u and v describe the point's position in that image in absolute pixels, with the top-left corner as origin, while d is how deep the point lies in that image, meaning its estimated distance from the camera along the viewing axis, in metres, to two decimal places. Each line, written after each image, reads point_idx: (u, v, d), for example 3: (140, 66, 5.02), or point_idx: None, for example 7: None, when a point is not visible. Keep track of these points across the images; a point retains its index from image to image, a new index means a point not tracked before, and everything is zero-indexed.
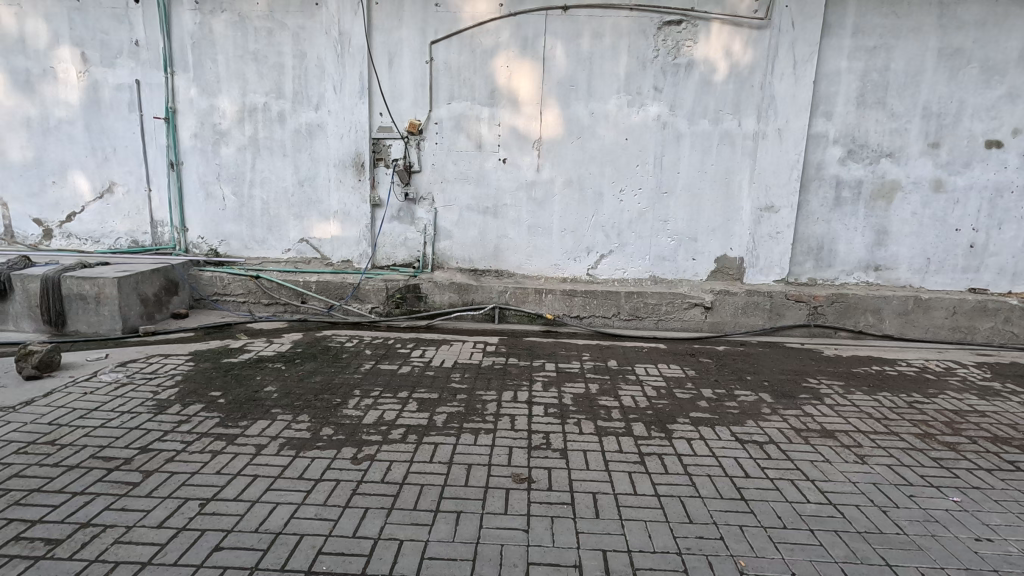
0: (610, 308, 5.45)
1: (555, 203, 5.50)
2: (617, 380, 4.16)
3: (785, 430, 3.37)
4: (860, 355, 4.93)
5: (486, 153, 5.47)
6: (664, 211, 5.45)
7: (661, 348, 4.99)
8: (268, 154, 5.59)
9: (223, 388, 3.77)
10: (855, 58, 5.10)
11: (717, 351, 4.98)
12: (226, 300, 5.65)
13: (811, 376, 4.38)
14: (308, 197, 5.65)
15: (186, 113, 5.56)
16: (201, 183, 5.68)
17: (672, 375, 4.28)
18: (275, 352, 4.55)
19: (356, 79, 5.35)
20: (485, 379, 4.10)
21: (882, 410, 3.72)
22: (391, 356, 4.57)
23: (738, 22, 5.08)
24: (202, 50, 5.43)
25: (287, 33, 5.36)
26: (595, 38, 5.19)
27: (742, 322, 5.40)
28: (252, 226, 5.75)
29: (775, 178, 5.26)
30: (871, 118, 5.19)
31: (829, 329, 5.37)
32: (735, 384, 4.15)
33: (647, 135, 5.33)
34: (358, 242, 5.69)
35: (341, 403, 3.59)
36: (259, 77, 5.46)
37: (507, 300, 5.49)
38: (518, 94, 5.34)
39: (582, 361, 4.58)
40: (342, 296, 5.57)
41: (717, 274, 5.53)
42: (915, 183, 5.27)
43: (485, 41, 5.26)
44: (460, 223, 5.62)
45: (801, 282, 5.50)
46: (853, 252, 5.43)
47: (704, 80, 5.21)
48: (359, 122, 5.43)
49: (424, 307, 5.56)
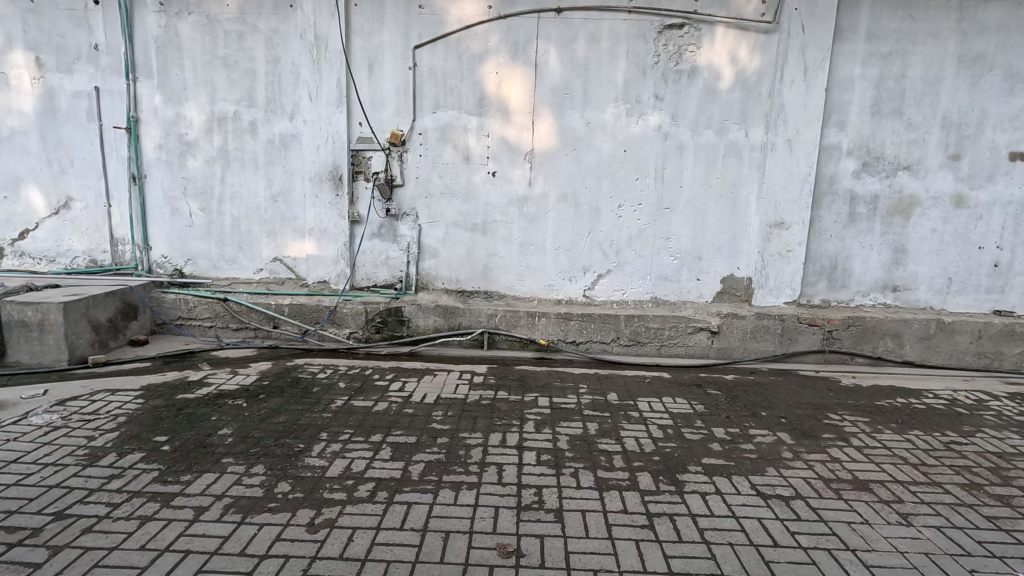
0: (609, 332, 5.03)
1: (549, 219, 5.10)
2: (619, 418, 3.72)
3: (813, 481, 2.95)
4: (881, 386, 4.51)
5: (474, 165, 5.07)
6: (666, 229, 5.06)
7: (665, 377, 4.57)
8: (238, 166, 5.18)
9: (170, 432, 3.30)
10: (870, 64, 4.75)
11: (726, 380, 4.56)
12: (191, 325, 5.20)
13: (832, 411, 3.96)
14: (282, 213, 5.22)
15: (150, 123, 5.15)
16: (166, 197, 5.25)
17: (679, 412, 3.85)
18: (238, 386, 4.08)
19: (333, 87, 4.96)
20: (471, 418, 3.65)
21: (918, 454, 3.30)
22: (367, 389, 4.12)
23: (744, 26, 4.73)
24: (167, 54, 5.03)
25: (259, 37, 4.97)
26: (591, 43, 4.83)
27: (752, 348, 4.99)
28: (221, 244, 5.31)
29: (784, 192, 4.88)
30: (887, 129, 4.84)
31: (845, 355, 4.97)
32: (750, 422, 3.72)
33: (647, 146, 4.96)
34: (335, 261, 5.24)
35: (304, 450, 3.14)
36: (228, 85, 5.06)
37: (497, 324, 5.07)
38: (507, 102, 4.96)
39: (580, 394, 4.14)
40: (317, 320, 5.13)
41: (724, 295, 5.13)
42: (935, 198, 4.91)
43: (473, 46, 4.89)
44: (446, 241, 5.20)
45: (814, 304, 5.10)
46: (869, 272, 5.04)
47: (709, 88, 4.84)
48: (336, 132, 5.03)
49: (406, 331, 5.12)
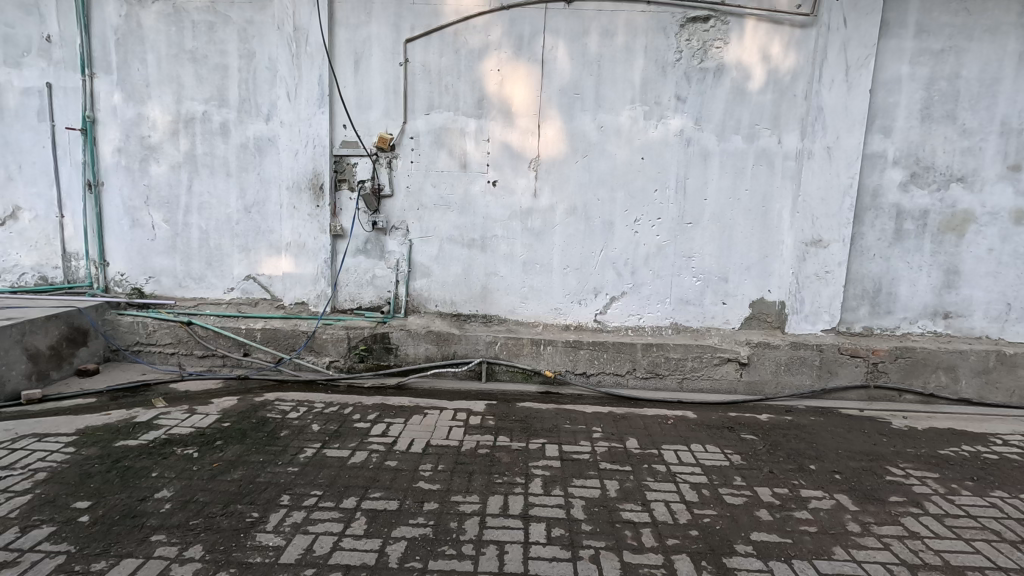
0: (624, 363, 4.43)
1: (556, 234, 4.52)
2: (642, 474, 3.12)
3: (895, 569, 2.34)
4: (940, 429, 3.92)
5: (472, 174, 4.51)
6: (688, 246, 4.49)
7: (690, 418, 3.96)
8: (207, 173, 4.61)
9: (95, 495, 2.69)
10: (919, 62, 4.22)
11: (759, 421, 3.96)
12: (151, 351, 4.59)
13: (891, 463, 3.37)
14: (255, 226, 4.65)
15: (108, 124, 4.58)
16: (126, 207, 4.67)
17: (712, 465, 3.25)
18: (192, 429, 3.48)
19: (314, 84, 4.41)
20: (465, 474, 3.04)
21: (1013, 527, 2.70)
22: (345, 434, 3.51)
23: (777, 19, 4.20)
24: (129, 47, 4.48)
25: (232, 28, 4.43)
26: (604, 37, 4.29)
27: (786, 382, 4.39)
28: (187, 261, 4.73)
29: (822, 206, 4.32)
30: (938, 135, 4.29)
31: (892, 391, 4.38)
32: (799, 479, 3.12)
33: (668, 154, 4.40)
34: (314, 280, 4.65)
35: (258, 522, 2.53)
36: (197, 82, 4.50)
37: (497, 354, 4.47)
38: (510, 103, 4.41)
39: (594, 440, 3.54)
40: (293, 347, 4.53)
41: (753, 321, 4.55)
42: (993, 214, 4.35)
43: (471, 41, 4.35)
44: (441, 258, 4.62)
45: (854, 332, 4.51)
46: (918, 296, 4.46)
47: (737, 89, 4.30)
48: (316, 135, 4.47)
49: (394, 361, 4.52)
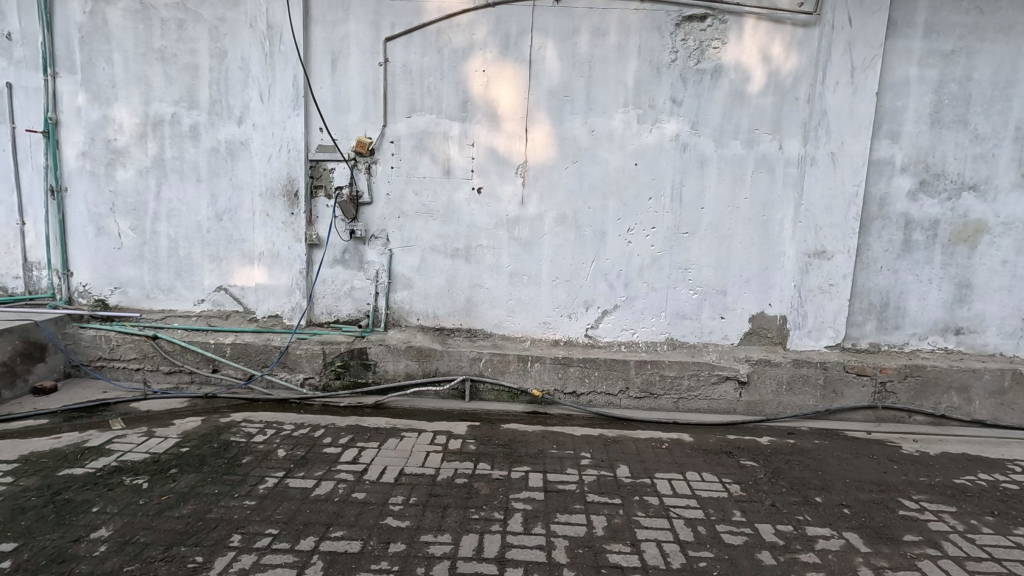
0: (616, 382, 4.17)
1: (545, 244, 4.28)
2: (632, 508, 2.85)
3: None
4: (954, 454, 3.66)
5: (456, 180, 4.26)
6: (685, 257, 4.24)
7: (685, 441, 3.70)
8: (177, 178, 4.37)
9: (24, 535, 2.42)
10: (929, 64, 3.99)
11: (760, 445, 3.70)
12: (115, 367, 4.34)
13: (902, 495, 3.11)
14: (227, 234, 4.40)
15: (72, 126, 4.34)
16: (91, 214, 4.42)
17: (709, 497, 2.99)
18: (146, 455, 3.21)
19: (288, 86, 4.18)
20: (439, 508, 2.78)
21: None
22: (313, 460, 3.25)
23: (778, 18, 3.97)
24: (94, 45, 4.24)
25: (202, 26, 4.20)
26: (595, 36, 4.06)
27: (788, 403, 4.13)
28: (155, 271, 4.47)
29: (827, 215, 4.08)
30: (949, 141, 4.05)
31: (901, 411, 4.12)
32: (804, 514, 2.86)
33: (662, 160, 4.16)
34: (289, 292, 4.39)
35: (201, 569, 2.26)
36: (166, 82, 4.27)
37: (481, 371, 4.21)
38: (497, 106, 4.17)
39: (582, 467, 3.27)
40: (265, 363, 4.28)
41: (753, 337, 4.30)
42: (1007, 224, 4.11)
43: (455, 40, 4.12)
44: (423, 269, 4.37)
45: (860, 349, 4.26)
46: (928, 311, 4.21)
47: (736, 92, 4.06)
48: (291, 139, 4.23)
49: (372, 378, 4.26)
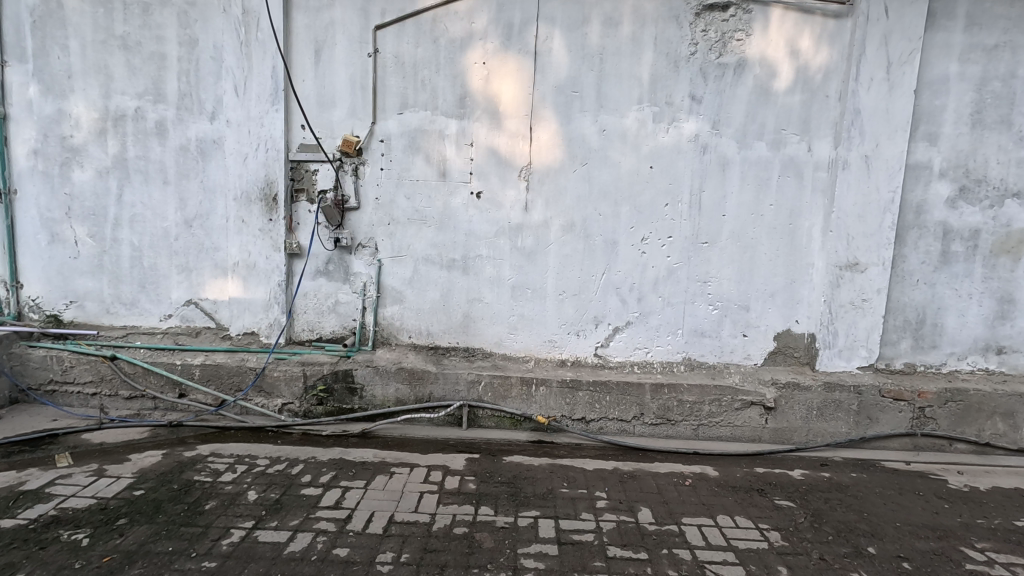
0: (630, 407, 3.77)
1: (550, 255, 3.88)
2: (662, 565, 2.44)
3: None
4: (1008, 489, 3.29)
5: (453, 183, 3.86)
6: (703, 269, 3.86)
7: (710, 477, 3.30)
8: (140, 180, 3.92)
9: None
10: (970, 60, 3.65)
11: (793, 480, 3.30)
12: (68, 391, 3.88)
13: (964, 543, 2.72)
14: (197, 242, 3.96)
15: (22, 121, 3.89)
16: (43, 220, 3.96)
17: (748, 548, 2.59)
18: (91, 500, 2.75)
19: (266, 78, 3.75)
20: (436, 569, 2.35)
21: None
22: (287, 505, 2.80)
23: (807, 8, 3.63)
24: (47, 30, 3.79)
25: (170, 10, 3.77)
26: (607, 26, 3.68)
27: (819, 430, 3.75)
28: (116, 283, 4.01)
29: (860, 223, 3.71)
30: (991, 144, 3.72)
31: (940, 439, 3.75)
32: (860, 571, 2.47)
33: (680, 162, 3.78)
34: (266, 306, 3.95)
35: None
36: (129, 73, 3.83)
37: (480, 396, 3.79)
38: (498, 102, 3.78)
39: (598, 511, 2.85)
40: (238, 387, 3.83)
41: (778, 357, 3.93)
42: None
43: (452, 29, 3.72)
44: (416, 281, 3.95)
45: (894, 370, 3.90)
46: (968, 329, 3.86)
47: (761, 88, 3.71)
48: (269, 137, 3.81)
49: (359, 404, 3.82)
